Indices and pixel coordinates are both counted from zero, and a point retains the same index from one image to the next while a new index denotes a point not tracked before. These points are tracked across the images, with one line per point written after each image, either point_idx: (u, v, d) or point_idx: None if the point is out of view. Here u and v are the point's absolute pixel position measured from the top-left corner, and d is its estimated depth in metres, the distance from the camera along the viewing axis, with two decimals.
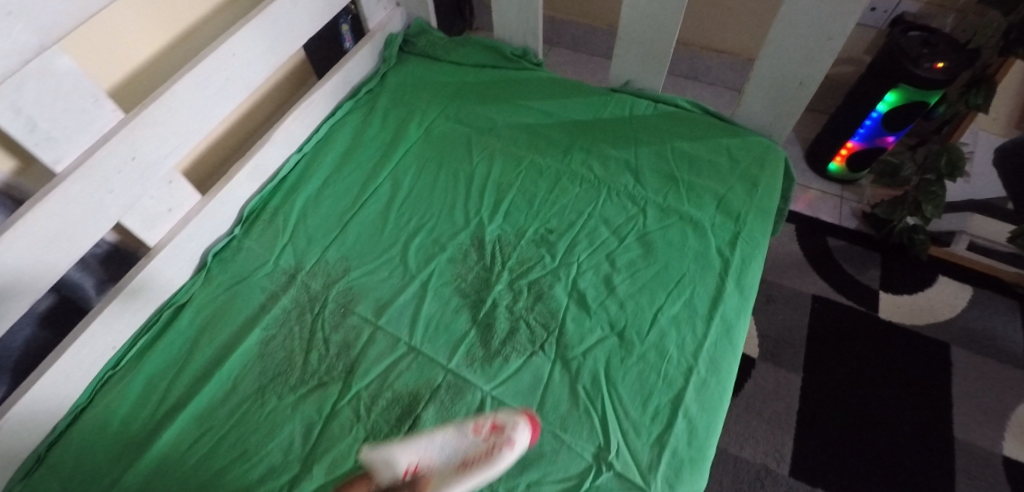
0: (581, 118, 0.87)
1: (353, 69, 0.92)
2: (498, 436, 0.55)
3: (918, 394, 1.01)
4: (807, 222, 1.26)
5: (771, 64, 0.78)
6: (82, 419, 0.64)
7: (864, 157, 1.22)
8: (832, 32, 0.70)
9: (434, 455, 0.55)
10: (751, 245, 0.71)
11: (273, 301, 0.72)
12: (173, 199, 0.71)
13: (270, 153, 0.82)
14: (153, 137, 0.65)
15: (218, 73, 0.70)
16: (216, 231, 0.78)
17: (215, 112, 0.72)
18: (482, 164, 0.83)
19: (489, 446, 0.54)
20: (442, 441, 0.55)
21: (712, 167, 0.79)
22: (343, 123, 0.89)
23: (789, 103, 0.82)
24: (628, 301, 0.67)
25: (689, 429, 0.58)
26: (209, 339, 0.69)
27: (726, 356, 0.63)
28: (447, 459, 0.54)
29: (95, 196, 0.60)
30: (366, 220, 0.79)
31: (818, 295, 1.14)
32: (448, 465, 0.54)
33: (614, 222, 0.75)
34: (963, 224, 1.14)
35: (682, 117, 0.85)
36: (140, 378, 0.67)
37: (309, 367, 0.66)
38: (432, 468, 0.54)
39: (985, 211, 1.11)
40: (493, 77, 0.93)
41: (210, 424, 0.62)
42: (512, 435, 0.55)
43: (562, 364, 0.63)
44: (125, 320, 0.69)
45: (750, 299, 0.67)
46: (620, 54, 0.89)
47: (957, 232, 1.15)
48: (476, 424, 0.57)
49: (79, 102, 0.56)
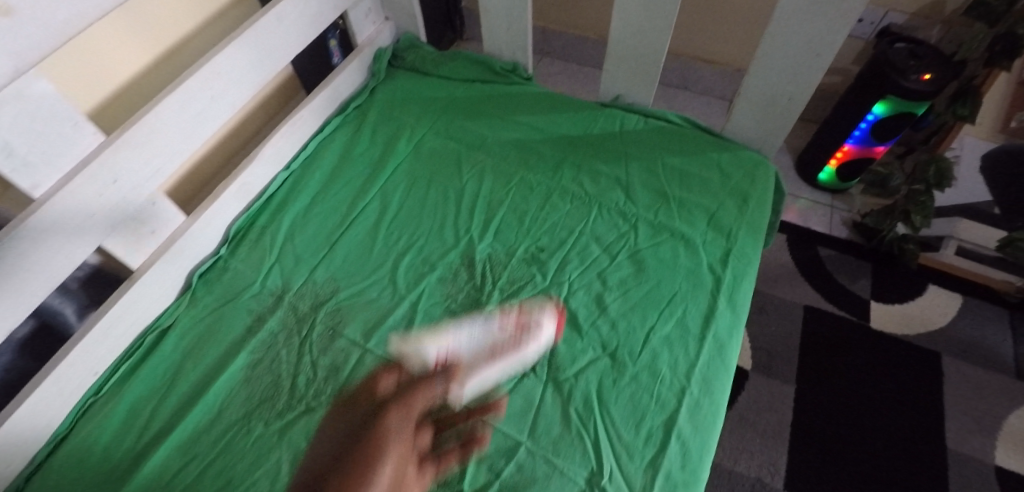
0: (571, 133, 0.87)
1: (341, 85, 0.92)
2: (525, 328, 0.63)
3: (910, 404, 1.01)
4: (799, 232, 1.26)
5: (760, 79, 0.78)
6: (61, 449, 0.62)
7: (853, 167, 1.22)
8: (820, 49, 0.71)
9: (468, 339, 0.61)
10: (742, 262, 0.71)
11: (259, 323, 0.70)
12: (157, 221, 0.70)
13: (256, 172, 0.81)
14: (136, 159, 0.63)
15: (202, 92, 0.69)
16: (201, 251, 0.77)
17: (200, 131, 0.71)
18: (472, 181, 0.83)
19: (517, 336, 0.62)
20: (471, 330, 0.63)
21: (702, 183, 0.79)
22: (331, 139, 0.88)
23: (778, 118, 0.82)
24: (620, 321, 0.67)
25: (683, 451, 0.57)
26: (194, 364, 0.68)
27: (719, 376, 0.62)
28: (476, 344, 0.61)
29: (75, 220, 0.59)
30: (355, 239, 0.78)
31: (810, 305, 1.14)
32: (480, 349, 0.61)
33: (605, 239, 0.74)
34: (950, 229, 1.14)
35: (672, 132, 0.85)
36: (123, 405, 0.65)
37: (296, 391, 0.65)
38: (466, 350, 0.61)
39: (971, 216, 1.11)
40: (483, 92, 0.93)
41: (194, 453, 0.61)
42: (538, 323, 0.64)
43: (554, 386, 0.63)
44: (107, 345, 0.67)
45: (742, 317, 0.67)
46: (610, 69, 0.89)
47: (945, 237, 1.15)
48: (504, 313, 0.64)
49: (57, 126, 0.55)
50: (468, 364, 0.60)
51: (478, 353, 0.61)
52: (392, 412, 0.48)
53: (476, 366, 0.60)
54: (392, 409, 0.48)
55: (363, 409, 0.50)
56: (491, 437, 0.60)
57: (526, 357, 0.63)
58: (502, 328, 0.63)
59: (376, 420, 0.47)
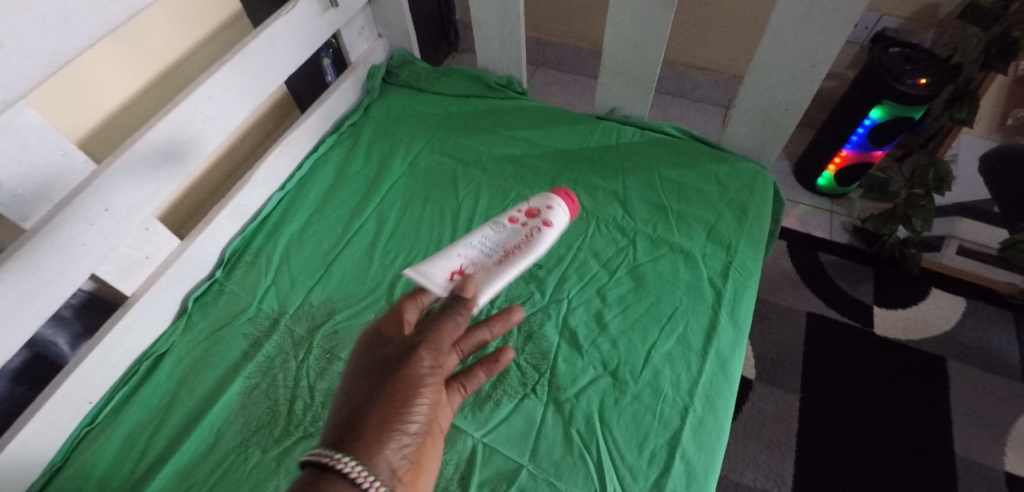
0: (567, 147, 0.86)
1: (335, 103, 0.91)
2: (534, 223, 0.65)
3: (917, 411, 1.00)
4: (799, 238, 1.25)
5: (756, 90, 0.78)
6: (55, 482, 0.61)
7: (852, 172, 1.22)
8: (816, 60, 0.71)
9: (481, 244, 0.62)
10: (743, 275, 0.70)
11: (256, 347, 0.69)
12: (150, 246, 0.70)
13: (251, 193, 0.80)
14: (128, 186, 0.63)
15: (195, 117, 0.68)
16: (196, 275, 0.76)
17: (193, 155, 0.70)
18: (468, 198, 0.82)
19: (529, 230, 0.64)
20: (482, 237, 0.63)
21: (701, 195, 0.78)
22: (326, 159, 0.88)
23: (775, 128, 0.82)
24: (620, 339, 0.66)
25: (687, 471, 0.56)
26: (190, 391, 0.67)
27: (722, 393, 0.62)
28: (489, 249, 0.62)
29: (68, 250, 0.58)
30: (351, 259, 0.77)
31: (813, 312, 1.13)
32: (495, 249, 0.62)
33: (604, 254, 0.74)
34: (950, 228, 1.13)
35: (669, 144, 0.84)
36: (117, 435, 0.64)
37: (294, 417, 0.64)
38: (484, 255, 0.61)
39: (970, 214, 1.09)
40: (478, 107, 0.92)
41: (190, 483, 0.60)
42: (547, 215, 0.65)
43: (555, 407, 0.62)
44: (101, 373, 0.66)
45: (744, 332, 0.66)
46: (605, 82, 0.89)
47: (945, 237, 1.14)
48: (511, 218, 0.66)
49: (46, 155, 0.54)
50: (491, 266, 0.60)
51: (494, 256, 0.61)
52: (423, 349, 0.44)
53: (499, 269, 0.59)
54: (426, 342, 0.45)
55: (395, 343, 0.45)
56: (492, 460, 0.59)
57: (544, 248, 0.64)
58: (513, 230, 0.64)
59: (410, 357, 0.43)
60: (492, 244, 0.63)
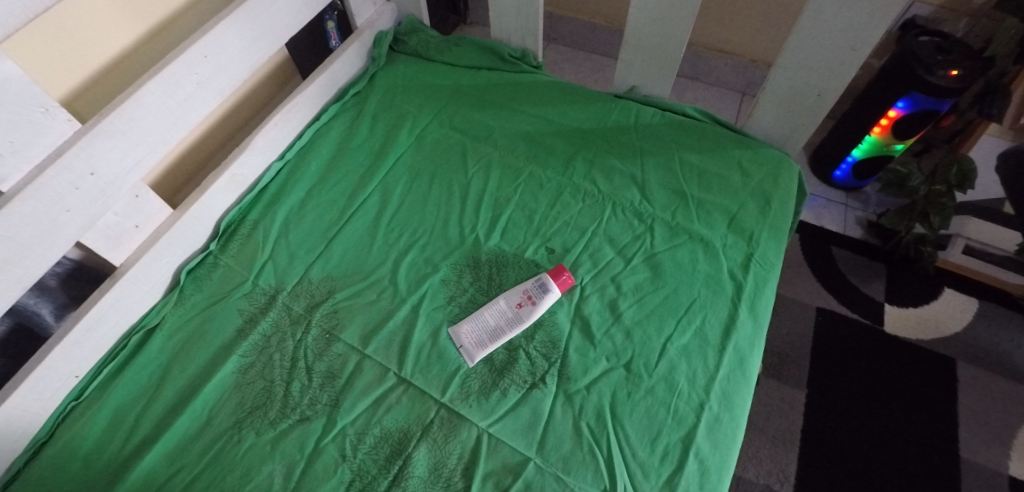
0: (584, 126, 0.82)
1: (339, 70, 0.86)
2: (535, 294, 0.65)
3: (924, 412, 0.98)
4: (812, 231, 1.22)
5: (788, 73, 0.74)
6: (39, 458, 0.58)
7: (870, 166, 1.17)
8: (856, 43, 0.66)
9: (494, 326, 0.64)
10: (764, 268, 0.67)
11: (252, 325, 0.66)
12: (140, 214, 0.66)
13: (248, 162, 0.76)
14: (114, 149, 0.58)
15: (189, 77, 0.64)
16: (189, 247, 0.72)
17: (186, 120, 0.66)
18: (477, 176, 0.78)
19: (528, 297, 0.65)
20: (506, 329, 0.64)
21: (722, 182, 0.74)
22: (329, 128, 0.83)
23: (803, 114, 0.78)
24: (635, 330, 0.63)
25: (701, 471, 0.54)
26: (182, 367, 0.64)
27: (739, 390, 0.59)
28: (496, 323, 0.64)
29: (50, 215, 0.54)
30: (352, 236, 0.73)
31: (823, 307, 1.11)
32: (498, 319, 0.65)
33: (620, 241, 0.70)
34: (959, 227, 1.11)
35: (691, 126, 0.80)
36: (105, 411, 0.61)
37: (290, 399, 0.61)
38: (489, 325, 0.64)
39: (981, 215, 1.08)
40: (490, 80, 0.88)
41: (182, 463, 0.57)
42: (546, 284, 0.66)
43: (565, 399, 0.59)
44: (88, 347, 0.63)
45: (763, 327, 0.63)
46: (626, 59, 0.85)
47: (952, 235, 1.12)
48: (528, 307, 0.65)
49: (24, 112, 0.50)
50: (479, 318, 0.65)
51: (493, 320, 0.65)
52: None
53: (481, 315, 0.65)
54: None
55: None
56: (498, 451, 0.56)
57: (526, 288, 0.66)
58: (521, 307, 0.65)
59: None
60: (501, 321, 0.65)
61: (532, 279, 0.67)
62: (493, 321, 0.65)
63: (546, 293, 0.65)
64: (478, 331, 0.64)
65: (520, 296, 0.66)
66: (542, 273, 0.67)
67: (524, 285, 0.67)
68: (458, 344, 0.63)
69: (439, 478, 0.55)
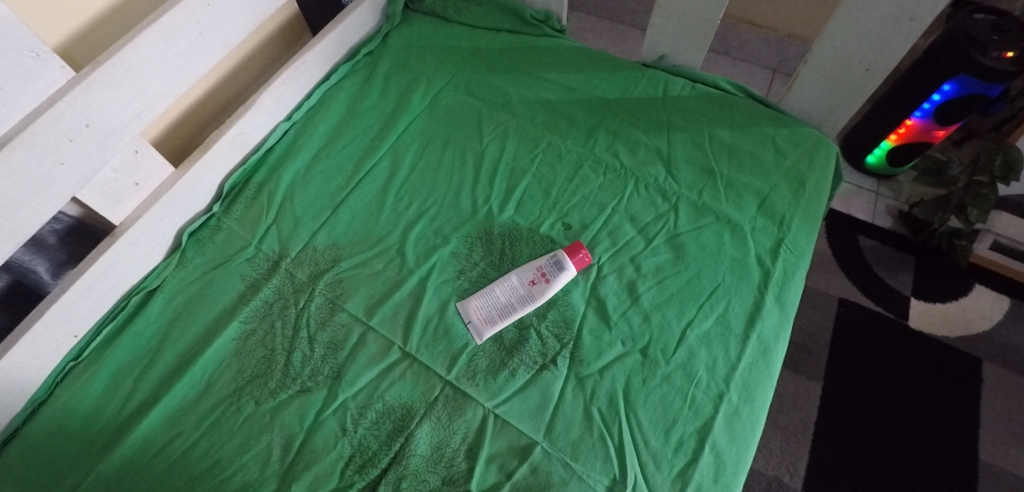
0: (608, 95, 0.77)
1: (352, 27, 0.82)
2: (549, 274, 0.62)
3: (944, 413, 0.95)
4: (839, 219, 1.16)
5: (835, 43, 0.68)
6: (37, 417, 0.56)
7: (907, 152, 1.10)
8: (915, 12, 0.60)
9: (506, 304, 0.61)
10: (795, 255, 0.62)
11: (254, 291, 0.64)
12: (140, 171, 0.63)
13: (253, 121, 0.73)
14: (110, 100, 0.55)
15: (191, 25, 0.60)
16: (192, 207, 0.69)
17: (187, 72, 0.62)
18: (493, 144, 0.74)
19: (543, 276, 0.62)
20: (518, 307, 0.61)
21: (755, 161, 0.69)
22: (338, 89, 0.79)
23: (846, 89, 0.72)
24: (654, 314, 0.59)
25: (716, 464, 0.51)
26: (182, 331, 0.62)
27: (761, 382, 0.56)
28: (509, 303, 0.61)
29: (43, 168, 0.51)
30: (360, 203, 0.70)
31: (846, 299, 1.06)
32: (510, 299, 0.61)
33: (641, 219, 0.66)
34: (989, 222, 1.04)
35: (723, 99, 0.75)
36: (105, 372, 0.59)
37: (291, 368, 0.59)
38: (501, 304, 0.61)
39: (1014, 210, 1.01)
40: (510, 44, 0.83)
41: (181, 428, 0.56)
42: (563, 257, 0.62)
43: (575, 382, 0.56)
44: (86, 307, 0.60)
45: (790, 317, 0.60)
46: (657, 24, 0.79)
47: (981, 229, 1.06)
48: (539, 282, 0.62)
49: (14, 56, 0.46)
50: (490, 296, 0.62)
51: (506, 300, 0.61)
52: None
53: (492, 292, 0.62)
54: None
55: None
56: (503, 432, 0.54)
57: (543, 265, 0.63)
58: (535, 285, 0.62)
59: None
60: (513, 300, 0.61)
61: (547, 255, 0.64)
62: (504, 298, 0.61)
63: (562, 271, 0.62)
64: (489, 311, 0.61)
65: (534, 272, 0.63)
66: (558, 250, 0.63)
67: (540, 260, 0.63)
68: (471, 323, 0.60)
69: (442, 457, 0.53)
